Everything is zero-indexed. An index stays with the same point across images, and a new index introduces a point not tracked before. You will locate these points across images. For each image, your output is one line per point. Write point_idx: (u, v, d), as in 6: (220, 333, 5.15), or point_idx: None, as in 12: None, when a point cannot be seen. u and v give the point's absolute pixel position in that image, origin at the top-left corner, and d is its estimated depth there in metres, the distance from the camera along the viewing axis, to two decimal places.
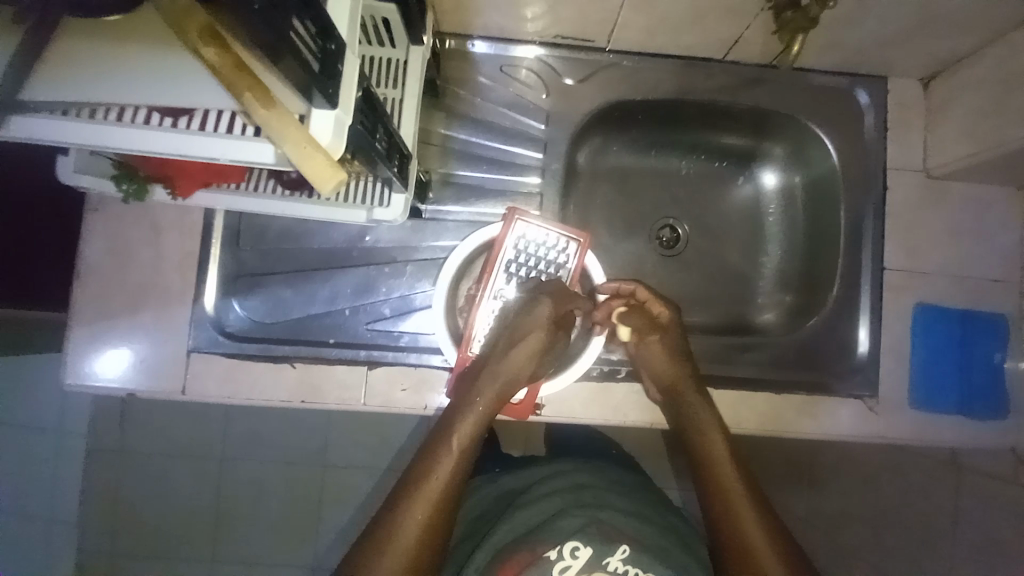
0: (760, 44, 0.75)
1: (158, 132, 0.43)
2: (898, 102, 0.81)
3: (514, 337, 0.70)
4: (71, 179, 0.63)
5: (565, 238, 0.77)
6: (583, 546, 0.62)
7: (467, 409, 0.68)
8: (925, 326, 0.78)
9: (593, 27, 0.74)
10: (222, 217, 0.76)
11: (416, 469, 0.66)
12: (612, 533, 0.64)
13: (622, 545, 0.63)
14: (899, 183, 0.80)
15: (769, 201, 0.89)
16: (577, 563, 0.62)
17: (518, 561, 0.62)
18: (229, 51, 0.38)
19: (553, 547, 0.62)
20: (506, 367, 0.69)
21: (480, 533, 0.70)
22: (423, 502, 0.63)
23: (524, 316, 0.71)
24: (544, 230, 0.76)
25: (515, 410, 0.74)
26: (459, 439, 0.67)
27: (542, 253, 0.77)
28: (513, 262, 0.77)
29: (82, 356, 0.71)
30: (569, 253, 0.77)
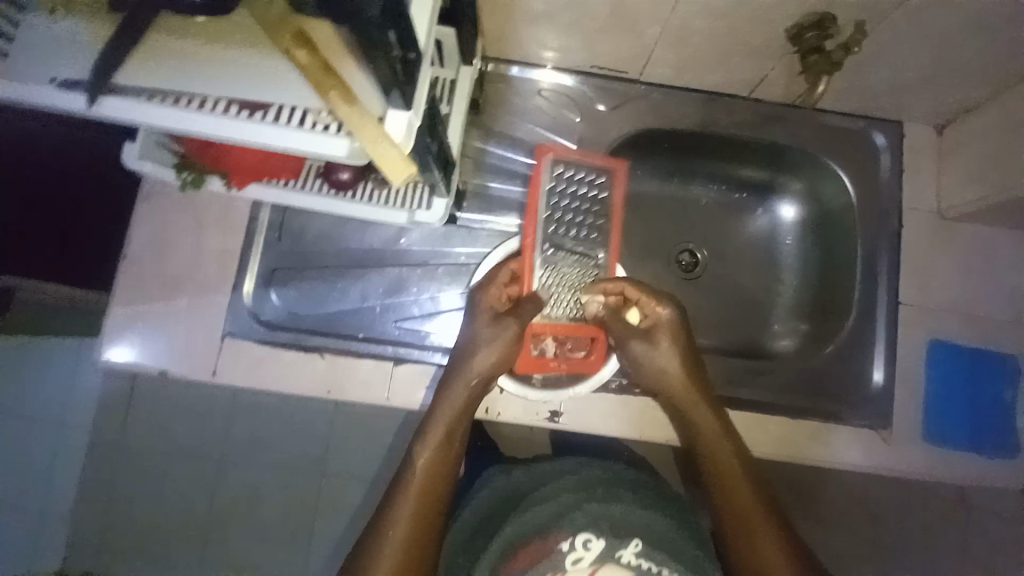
0: (784, 85, 0.80)
1: (230, 120, 0.47)
2: (912, 147, 0.85)
3: (458, 364, 0.72)
4: (134, 164, 0.65)
5: (599, 171, 0.78)
6: (595, 538, 0.65)
7: (432, 425, 0.70)
8: (939, 363, 0.80)
9: (627, 59, 0.80)
10: (267, 212, 0.80)
11: (387, 495, 0.68)
12: (623, 526, 0.67)
13: (635, 540, 0.65)
14: (911, 223, 0.83)
15: (785, 233, 0.93)
16: (588, 555, 0.64)
17: (526, 555, 0.65)
18: (318, 53, 0.42)
19: (564, 538, 0.65)
20: (451, 393, 0.71)
21: (490, 528, 0.70)
22: (395, 533, 0.65)
23: (470, 336, 0.73)
24: (577, 164, 0.77)
25: (587, 364, 0.77)
26: (415, 474, 0.68)
27: (576, 191, 0.77)
28: (555, 205, 0.76)
29: (120, 335, 0.74)
30: (603, 185, 0.78)
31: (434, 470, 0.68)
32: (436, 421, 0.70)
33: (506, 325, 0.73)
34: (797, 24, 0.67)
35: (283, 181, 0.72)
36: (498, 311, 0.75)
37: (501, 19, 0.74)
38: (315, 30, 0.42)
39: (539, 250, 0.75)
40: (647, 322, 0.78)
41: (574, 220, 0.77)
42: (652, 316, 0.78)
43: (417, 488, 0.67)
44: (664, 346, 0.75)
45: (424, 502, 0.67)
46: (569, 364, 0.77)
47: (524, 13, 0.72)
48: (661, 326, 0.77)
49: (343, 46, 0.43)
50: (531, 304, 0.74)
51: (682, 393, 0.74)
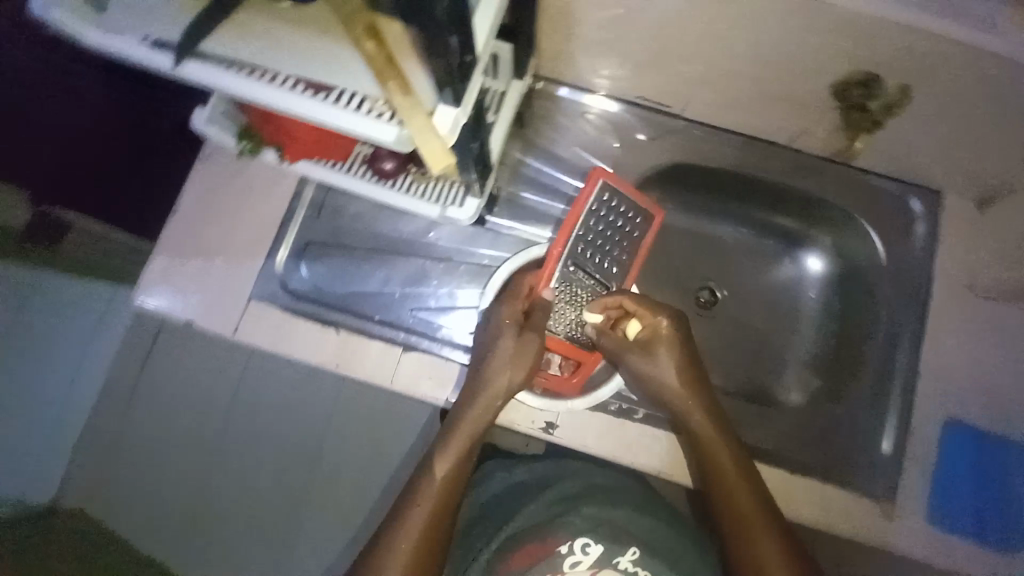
0: (824, 140, 0.81)
1: (292, 96, 0.51)
2: (950, 220, 0.82)
3: (481, 379, 0.72)
4: (201, 127, 0.70)
5: (640, 213, 0.79)
6: (593, 543, 0.69)
7: (451, 437, 0.72)
8: (955, 442, 0.77)
9: (671, 95, 0.82)
10: (311, 189, 0.85)
11: (397, 507, 0.70)
12: (622, 533, 0.70)
13: (632, 547, 0.69)
14: (944, 297, 0.79)
15: (810, 285, 0.93)
16: (587, 559, 0.68)
17: (528, 553, 0.69)
18: (382, 45, 0.45)
19: (564, 542, 0.69)
20: (473, 407, 0.72)
21: (494, 522, 0.74)
22: (411, 531, 0.67)
23: (494, 350, 0.73)
24: (619, 203, 0.78)
25: (565, 386, 0.79)
26: (431, 486, 0.70)
27: (606, 220, 0.78)
28: (580, 233, 0.77)
29: (157, 280, 0.79)
30: (640, 227, 0.80)
31: (452, 478, 0.70)
32: (458, 432, 0.72)
33: (527, 341, 0.73)
34: (844, 80, 0.68)
35: (331, 162, 0.77)
36: (520, 324, 0.75)
37: (554, 41, 0.77)
38: (388, 29, 0.45)
39: (559, 264, 0.77)
40: (645, 334, 0.77)
41: (595, 245, 0.78)
42: (649, 326, 0.77)
43: (437, 494, 0.69)
44: (662, 358, 0.75)
45: (440, 506, 0.69)
46: (549, 380, 0.79)
47: (577, 39, 0.75)
48: (662, 339, 0.76)
49: (411, 46, 0.45)
50: (541, 312, 0.75)
51: (685, 404, 0.75)
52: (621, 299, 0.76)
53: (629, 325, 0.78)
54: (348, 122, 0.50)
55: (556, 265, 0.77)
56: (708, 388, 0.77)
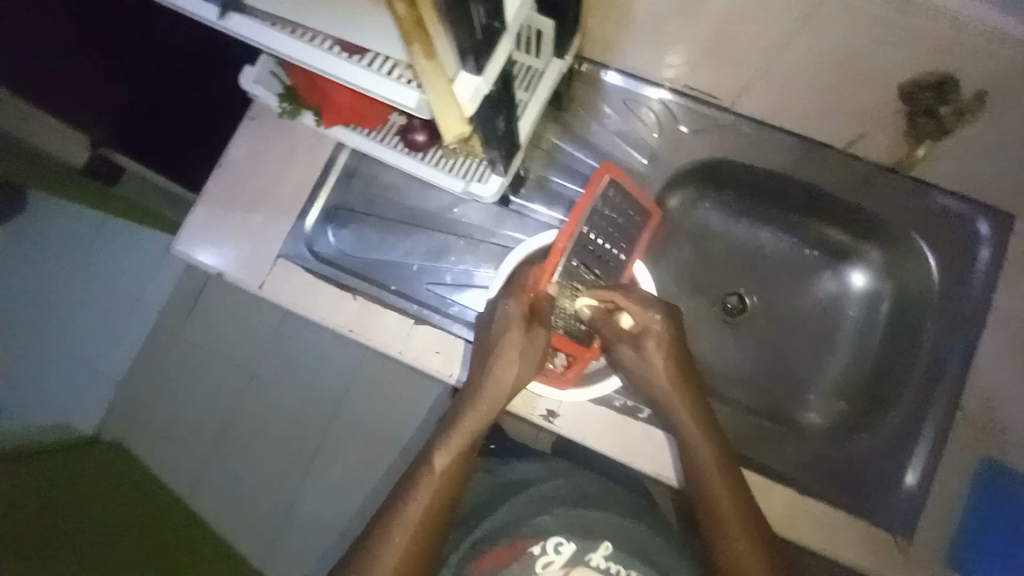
0: (885, 146, 0.74)
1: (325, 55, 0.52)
2: (1022, 248, 0.73)
3: (486, 375, 0.71)
4: (249, 86, 0.75)
5: (640, 212, 0.80)
6: (565, 541, 0.66)
7: (452, 434, 0.72)
8: (993, 488, 0.70)
9: (720, 87, 0.78)
10: (344, 156, 0.86)
11: (392, 503, 0.70)
12: (593, 528, 0.67)
13: (605, 543, 0.66)
14: (1000, 332, 0.73)
15: (851, 303, 0.86)
16: (558, 558, 0.65)
17: (500, 554, 0.66)
18: (414, 7, 0.43)
19: (536, 542, 0.66)
20: (475, 405, 0.72)
21: (470, 519, 0.72)
22: (406, 521, 0.68)
23: (501, 346, 0.71)
24: (626, 200, 0.77)
25: (558, 379, 0.76)
26: (430, 477, 0.70)
27: (614, 217, 0.77)
28: (588, 229, 0.74)
29: (193, 231, 0.83)
30: (639, 225, 0.81)
31: (452, 470, 0.71)
32: (462, 423, 0.72)
33: (535, 339, 0.72)
34: (915, 81, 0.64)
35: (364, 130, 0.78)
36: (528, 322, 0.72)
37: (601, 21, 0.74)
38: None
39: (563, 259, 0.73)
40: (635, 332, 0.75)
41: (600, 242, 0.76)
42: (641, 324, 0.75)
43: (434, 484, 0.70)
44: (652, 353, 0.74)
45: (438, 496, 0.70)
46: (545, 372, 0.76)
47: (626, 19, 0.72)
48: (652, 335, 0.74)
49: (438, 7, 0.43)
50: (546, 308, 0.72)
51: (671, 399, 0.74)
52: (614, 296, 0.73)
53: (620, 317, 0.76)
54: (375, 85, 0.51)
55: (562, 259, 0.73)
56: (698, 388, 0.76)
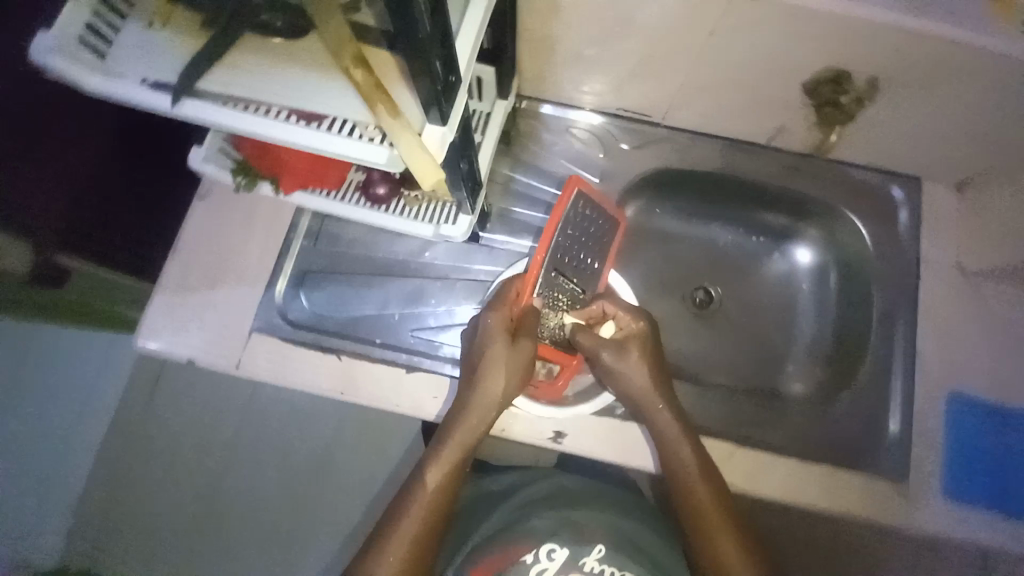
0: (801, 135, 0.83)
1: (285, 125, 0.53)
2: (931, 205, 0.85)
3: (471, 388, 0.72)
4: (199, 166, 0.74)
5: (606, 221, 0.83)
6: (558, 548, 0.69)
7: (442, 449, 0.72)
8: (961, 416, 0.76)
9: (651, 104, 0.85)
10: (307, 220, 0.87)
11: (381, 527, 0.70)
12: (586, 532, 0.71)
13: (598, 546, 0.69)
14: (934, 278, 0.81)
15: (802, 278, 0.94)
16: (552, 565, 0.68)
17: (495, 560, 0.69)
18: (371, 73, 0.49)
19: (529, 550, 0.69)
20: (464, 420, 0.72)
21: (466, 531, 0.77)
22: (400, 542, 0.67)
23: (486, 354, 0.73)
24: (591, 212, 0.81)
25: (546, 391, 0.79)
26: (422, 492, 0.70)
27: (583, 230, 0.80)
28: (563, 242, 0.78)
29: (156, 320, 0.79)
30: (608, 234, 0.84)
31: (443, 486, 0.71)
32: (451, 438, 0.72)
33: (519, 349, 0.73)
34: (815, 78, 0.72)
35: (325, 191, 0.79)
36: (511, 333, 0.74)
37: (536, 61, 0.81)
38: (379, 59, 0.51)
39: (544, 270, 0.76)
40: (620, 334, 0.80)
41: (575, 255, 0.80)
42: (628, 328, 0.80)
43: (426, 502, 0.70)
44: (633, 357, 0.77)
45: (430, 514, 0.69)
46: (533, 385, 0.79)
47: (558, 57, 0.79)
48: (635, 338, 0.79)
49: (401, 74, 0.51)
50: (531, 319, 0.75)
51: (654, 406, 0.75)
52: (603, 306, 0.80)
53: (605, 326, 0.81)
54: (340, 146, 0.52)
55: (541, 274, 0.76)
56: (670, 389, 0.78)
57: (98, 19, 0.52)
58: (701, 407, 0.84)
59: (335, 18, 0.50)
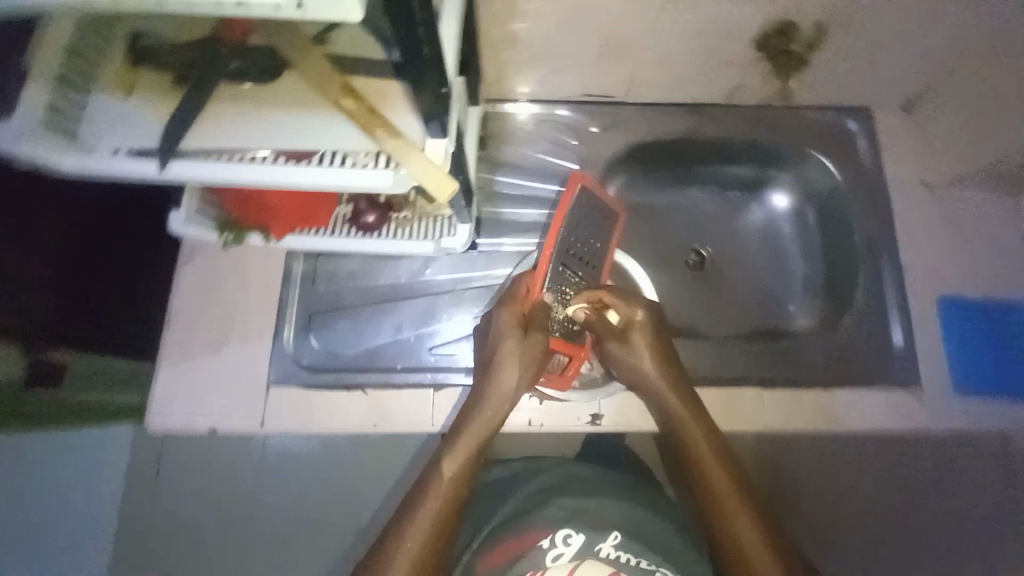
0: (758, 88, 0.88)
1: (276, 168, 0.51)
2: (885, 128, 0.91)
3: (487, 381, 0.73)
4: (181, 229, 0.71)
5: (605, 214, 0.84)
6: (574, 534, 0.69)
7: (462, 436, 0.71)
8: (952, 316, 0.82)
9: (613, 84, 0.88)
10: (298, 263, 0.85)
11: (382, 536, 0.68)
12: (601, 520, 0.70)
13: (613, 532, 0.69)
14: (901, 195, 0.88)
15: (782, 221, 0.98)
16: (568, 550, 0.68)
17: (509, 548, 0.69)
18: (362, 100, 0.50)
19: (545, 536, 0.69)
20: (483, 409, 0.72)
21: (474, 523, 0.75)
22: (409, 543, 0.65)
23: (500, 349, 0.74)
24: (591, 208, 0.82)
25: (557, 382, 0.78)
26: (440, 483, 0.69)
27: (581, 228, 0.82)
28: (567, 238, 0.80)
29: (165, 397, 0.77)
30: (609, 228, 0.85)
31: (456, 482, 0.69)
32: (465, 432, 0.71)
33: (530, 342, 0.73)
34: (763, 32, 0.76)
35: (316, 229, 0.78)
36: (522, 328, 0.75)
37: (500, 62, 0.83)
38: (366, 86, 0.52)
39: (550, 264, 0.79)
40: (621, 324, 0.78)
41: (576, 249, 0.81)
42: (624, 318, 0.77)
43: (439, 497, 0.68)
44: (638, 344, 0.75)
45: (443, 510, 0.67)
46: (544, 377, 0.78)
47: (521, 54, 0.81)
48: (637, 328, 0.76)
49: (398, 95, 0.51)
50: (543, 313, 0.76)
51: (661, 390, 0.74)
52: (602, 293, 0.77)
53: (608, 315, 0.79)
54: (340, 179, 0.51)
55: (546, 270, 0.78)
56: (682, 372, 0.77)
57: (60, 96, 0.50)
58: (722, 361, 0.86)
59: (314, 53, 0.51)
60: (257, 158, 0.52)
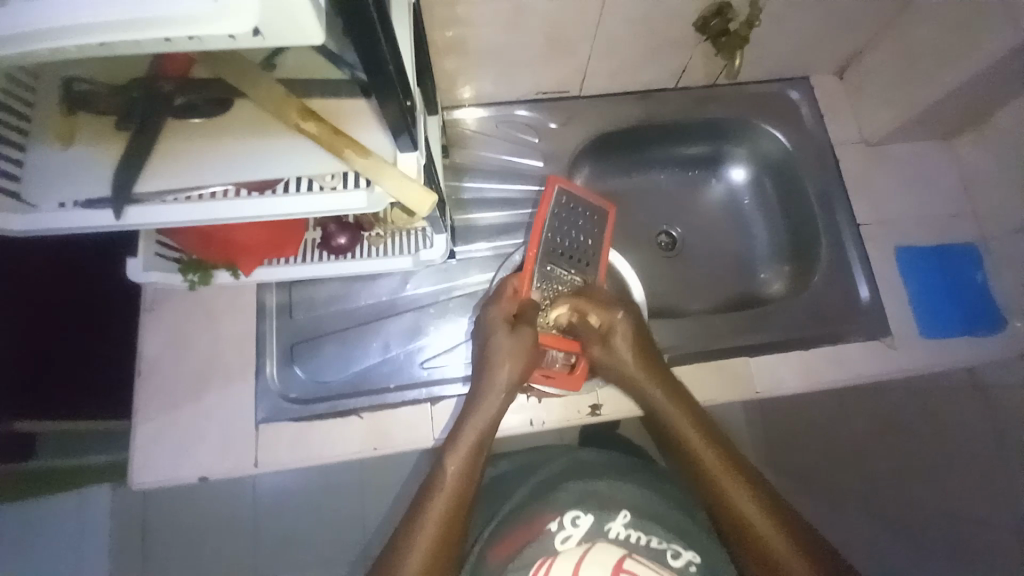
0: (704, 68, 0.91)
1: (241, 201, 0.50)
2: (824, 95, 0.97)
3: (483, 375, 0.73)
4: (143, 277, 0.69)
5: (591, 211, 0.84)
6: (584, 515, 0.73)
7: (464, 430, 0.71)
8: (909, 263, 0.88)
9: (566, 79, 0.89)
10: (273, 295, 0.82)
11: (392, 545, 0.65)
12: (612, 501, 0.74)
13: (623, 512, 0.73)
14: (846, 155, 0.94)
15: (742, 193, 1.02)
16: (577, 531, 0.71)
17: (519, 534, 0.72)
18: (324, 122, 0.49)
19: (554, 518, 0.72)
20: (480, 404, 0.72)
21: (486, 512, 0.77)
22: (422, 539, 0.63)
23: (492, 348, 0.74)
24: (576, 207, 0.83)
25: (566, 381, 0.78)
26: (447, 478, 0.67)
27: (566, 228, 0.82)
28: (552, 239, 0.81)
29: (146, 454, 0.73)
30: (597, 224, 0.84)
31: (464, 477, 0.67)
32: (468, 427, 0.71)
33: (519, 336, 0.73)
34: (700, 16, 0.79)
35: (287, 258, 0.76)
36: (512, 323, 0.76)
37: (451, 68, 0.82)
38: (326, 107, 0.51)
39: (538, 265, 0.79)
40: (602, 329, 0.78)
41: (561, 250, 0.81)
42: (605, 322, 0.78)
43: (448, 492, 0.66)
44: (618, 348, 0.76)
45: (455, 505, 0.66)
46: (553, 378, 0.77)
47: (470, 57, 0.80)
48: (619, 333, 0.77)
49: (362, 113, 0.51)
50: (532, 308, 0.77)
51: (644, 384, 0.76)
52: (578, 302, 0.78)
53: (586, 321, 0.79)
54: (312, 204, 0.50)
55: (535, 272, 0.79)
56: (664, 367, 0.78)
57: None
58: (711, 335, 0.87)
59: (262, 79, 0.49)
60: (219, 193, 0.50)
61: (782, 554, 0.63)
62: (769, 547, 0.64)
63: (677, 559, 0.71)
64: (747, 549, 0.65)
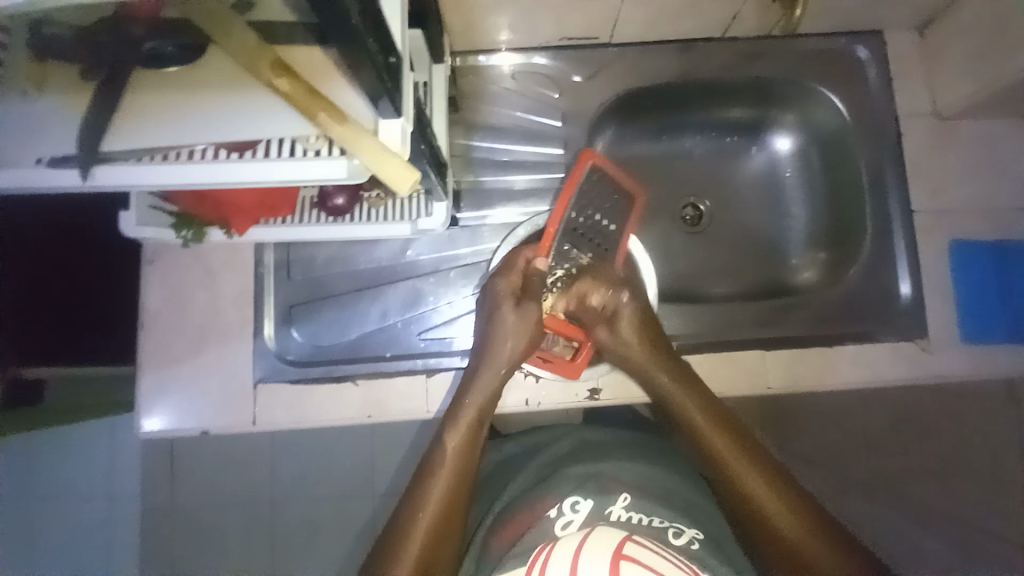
0: (758, 17, 0.79)
1: (207, 164, 0.45)
2: (897, 55, 0.84)
3: (487, 347, 0.71)
4: (135, 231, 0.68)
5: (621, 196, 0.77)
6: (582, 500, 0.66)
7: (465, 407, 0.69)
8: (962, 259, 0.79)
9: (596, 24, 0.79)
10: (271, 252, 0.81)
11: (388, 531, 0.64)
12: (612, 483, 0.68)
13: (623, 494, 0.66)
14: (911, 130, 0.82)
15: (784, 165, 0.91)
16: (577, 517, 0.64)
17: (519, 522, 0.67)
18: (298, 79, 0.44)
19: (552, 505, 0.66)
20: (480, 378, 0.70)
21: (489, 496, 0.75)
22: (423, 516, 0.63)
23: (496, 325, 0.71)
24: (609, 185, 0.77)
25: (565, 367, 0.75)
26: (447, 457, 0.66)
27: (596, 208, 0.76)
28: (579, 216, 0.75)
29: (149, 402, 0.76)
30: (625, 209, 0.78)
31: (464, 458, 0.67)
32: (467, 405, 0.69)
33: (526, 312, 0.71)
34: None
35: (281, 218, 0.73)
36: (518, 297, 0.72)
37: (465, 9, 0.73)
38: (303, 61, 0.45)
39: (557, 241, 0.74)
40: (607, 311, 0.74)
41: (583, 234, 0.76)
42: (609, 305, 0.74)
43: (449, 471, 0.66)
44: (627, 332, 0.73)
45: (456, 485, 0.65)
46: (552, 361, 0.75)
47: None
48: (627, 313, 0.74)
49: (340, 67, 0.45)
50: (538, 279, 0.72)
51: (653, 370, 0.72)
52: (610, 299, 0.74)
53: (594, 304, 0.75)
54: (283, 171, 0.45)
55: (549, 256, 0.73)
56: (674, 353, 0.74)
57: None
58: (723, 326, 0.82)
59: (235, 27, 0.44)
60: (195, 155, 0.45)
61: (806, 544, 0.61)
62: (791, 535, 0.61)
63: (680, 537, 0.62)
64: (768, 545, 0.62)
